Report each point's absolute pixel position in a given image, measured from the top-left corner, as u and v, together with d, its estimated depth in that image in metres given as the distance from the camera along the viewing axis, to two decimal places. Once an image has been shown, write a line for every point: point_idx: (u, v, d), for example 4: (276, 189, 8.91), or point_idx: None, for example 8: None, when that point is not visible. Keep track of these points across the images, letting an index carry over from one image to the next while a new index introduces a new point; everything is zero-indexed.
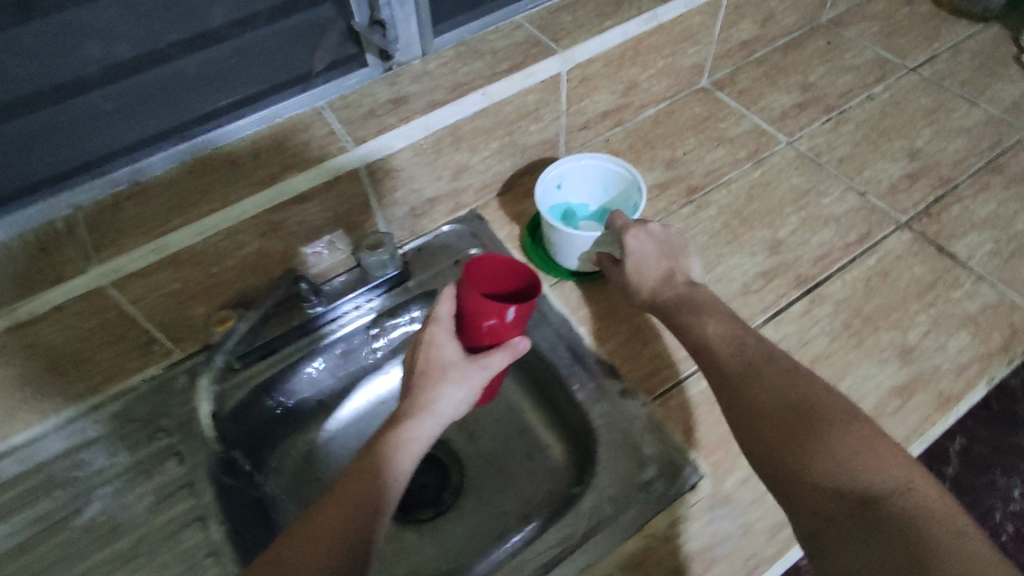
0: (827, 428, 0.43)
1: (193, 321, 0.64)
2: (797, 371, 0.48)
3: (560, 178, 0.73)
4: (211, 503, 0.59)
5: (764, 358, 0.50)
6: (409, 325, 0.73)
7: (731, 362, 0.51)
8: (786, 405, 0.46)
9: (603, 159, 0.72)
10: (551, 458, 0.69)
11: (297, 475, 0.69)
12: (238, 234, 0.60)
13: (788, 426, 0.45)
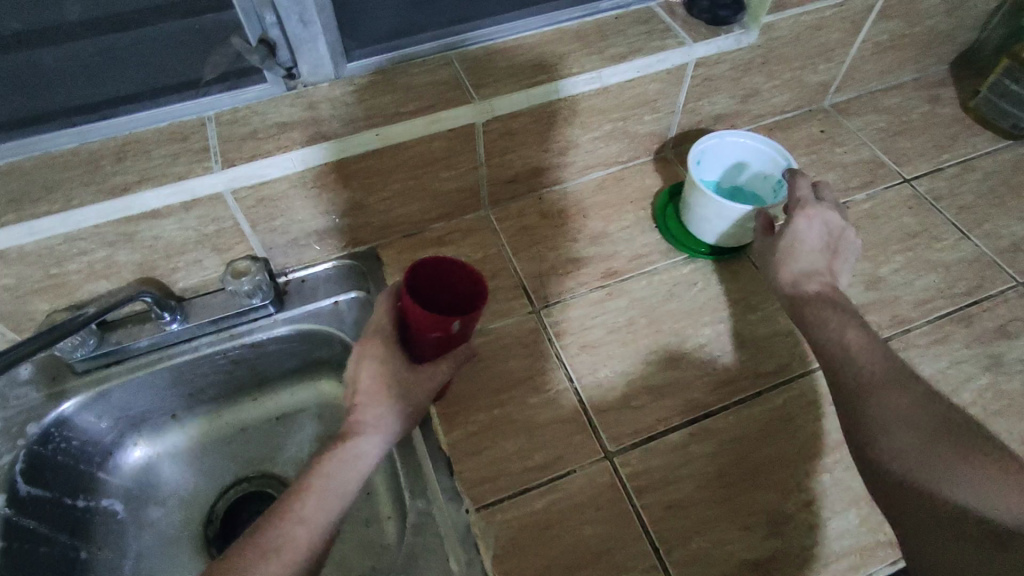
0: (962, 458, 0.44)
1: (37, 316, 0.62)
2: (910, 384, 0.49)
3: (700, 154, 0.68)
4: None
5: (906, 374, 0.49)
6: (275, 355, 0.70)
7: (869, 370, 0.50)
8: (927, 421, 0.47)
9: (744, 135, 0.67)
10: (383, 535, 0.64)
11: (131, 490, 0.68)
12: (79, 240, 0.57)
13: (926, 438, 0.46)
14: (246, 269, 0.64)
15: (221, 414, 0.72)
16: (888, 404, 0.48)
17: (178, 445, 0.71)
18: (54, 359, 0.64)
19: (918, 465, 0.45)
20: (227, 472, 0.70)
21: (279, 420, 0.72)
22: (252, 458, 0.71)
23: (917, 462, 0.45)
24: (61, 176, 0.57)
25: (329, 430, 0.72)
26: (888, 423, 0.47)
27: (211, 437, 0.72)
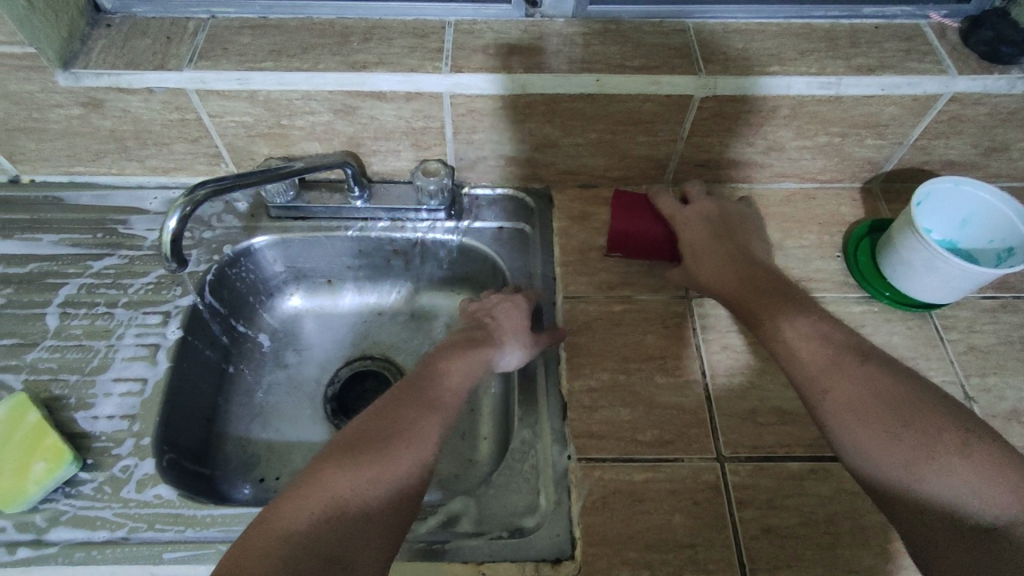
0: (923, 433, 0.45)
1: (258, 157, 0.70)
2: (914, 396, 0.48)
3: (925, 196, 0.63)
4: (182, 307, 0.65)
5: (797, 335, 0.54)
6: (431, 257, 0.74)
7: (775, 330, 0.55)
8: (885, 403, 0.47)
9: (989, 190, 0.61)
10: (475, 451, 0.67)
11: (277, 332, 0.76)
12: (312, 100, 0.63)
13: (884, 421, 0.47)
14: (437, 171, 0.67)
15: (366, 295, 0.78)
16: (836, 386, 0.50)
17: (324, 308, 0.78)
18: (258, 199, 0.72)
19: (902, 455, 0.45)
20: (356, 347, 0.76)
21: (413, 318, 0.78)
22: (380, 342, 0.76)
23: (889, 450, 0.46)
24: (316, 42, 0.63)
25: None
26: (842, 414, 0.48)
27: (352, 311, 0.78)
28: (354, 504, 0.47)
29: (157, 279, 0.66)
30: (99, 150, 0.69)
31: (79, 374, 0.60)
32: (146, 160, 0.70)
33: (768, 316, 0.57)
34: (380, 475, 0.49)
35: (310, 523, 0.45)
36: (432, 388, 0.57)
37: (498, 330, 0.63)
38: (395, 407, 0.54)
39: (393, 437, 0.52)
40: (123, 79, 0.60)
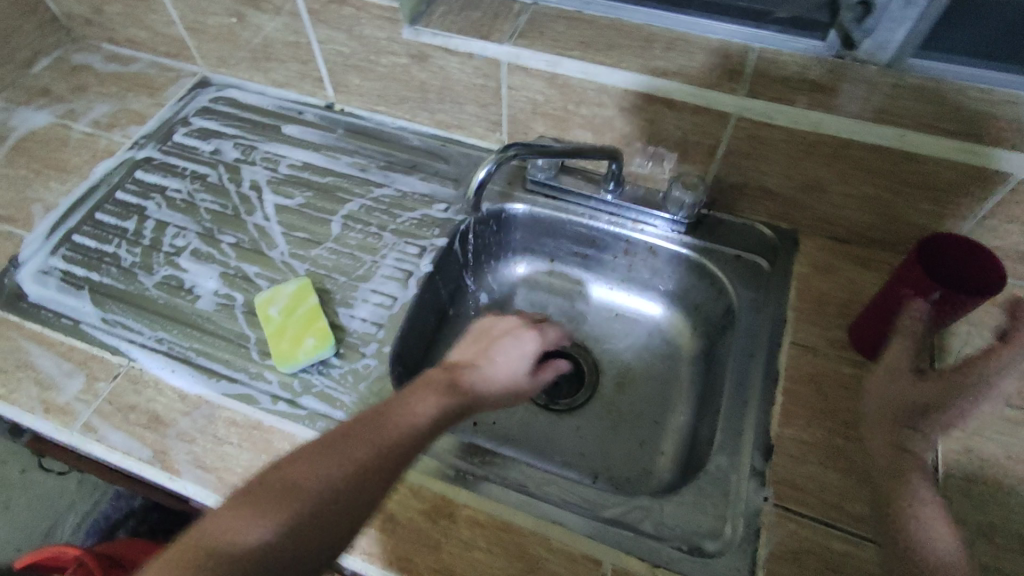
0: None
1: (530, 133, 0.76)
2: None
3: None
4: (436, 245, 0.72)
5: (946, 556, 0.45)
6: (658, 264, 0.75)
7: (904, 512, 0.49)
8: None
9: None
10: (653, 462, 0.68)
11: (495, 293, 0.82)
12: (604, 94, 0.68)
13: None
14: (694, 187, 0.70)
15: (580, 283, 0.82)
16: None
17: (539, 284, 0.83)
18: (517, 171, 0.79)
19: None
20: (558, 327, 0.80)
21: (617, 317, 0.80)
22: (580, 330, 0.80)
23: None
24: (622, 43, 0.68)
25: (650, 352, 0.77)
26: None
27: (561, 294, 0.82)
28: (317, 507, 0.39)
29: (420, 217, 0.75)
30: (406, 97, 0.80)
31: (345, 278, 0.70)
32: (438, 114, 0.80)
33: (916, 516, 0.48)
34: (351, 483, 0.41)
35: (271, 536, 0.37)
36: (398, 416, 0.46)
37: (491, 369, 0.57)
38: (354, 426, 0.44)
39: (371, 451, 0.43)
40: (455, 43, 0.70)
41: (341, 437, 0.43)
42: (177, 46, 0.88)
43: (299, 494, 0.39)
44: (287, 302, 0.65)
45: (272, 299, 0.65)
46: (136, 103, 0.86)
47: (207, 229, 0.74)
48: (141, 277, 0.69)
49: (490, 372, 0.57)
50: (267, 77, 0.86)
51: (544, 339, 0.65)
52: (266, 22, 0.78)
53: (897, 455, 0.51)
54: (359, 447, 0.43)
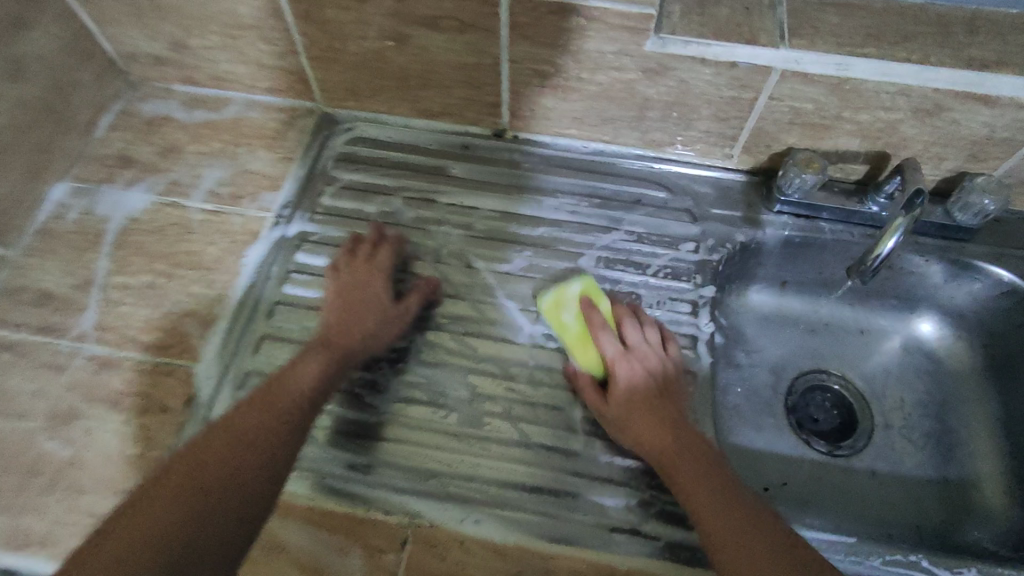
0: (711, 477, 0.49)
1: (777, 144, 0.64)
2: (706, 458, 0.51)
3: None
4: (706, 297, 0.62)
5: (652, 400, 0.55)
6: (925, 279, 0.68)
7: (617, 407, 0.55)
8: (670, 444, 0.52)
9: None
10: (968, 499, 0.64)
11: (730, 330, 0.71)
12: (903, 97, 0.56)
13: (699, 466, 0.50)
14: (994, 190, 0.60)
15: (817, 303, 0.74)
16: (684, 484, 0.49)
17: (770, 309, 0.73)
18: (752, 190, 0.68)
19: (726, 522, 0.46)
20: (806, 359, 0.72)
21: (862, 333, 0.73)
22: (833, 357, 0.73)
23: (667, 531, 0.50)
24: (915, 30, 0.56)
25: (915, 372, 0.71)
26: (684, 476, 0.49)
27: (800, 318, 0.73)
28: (200, 524, 0.42)
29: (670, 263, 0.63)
30: (612, 116, 0.65)
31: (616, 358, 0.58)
32: (652, 133, 0.66)
33: (641, 435, 0.53)
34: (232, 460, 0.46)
35: (158, 528, 0.41)
36: (286, 384, 0.51)
37: (365, 297, 0.58)
38: (240, 413, 0.49)
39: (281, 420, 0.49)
40: (712, 53, 0.56)
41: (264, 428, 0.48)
42: (289, 80, 0.69)
43: (186, 482, 0.44)
44: (582, 307, 0.59)
45: (562, 304, 0.58)
46: (255, 162, 0.68)
47: (425, 320, 0.60)
48: (372, 398, 0.56)
49: (352, 304, 0.58)
50: (416, 107, 0.69)
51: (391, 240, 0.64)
52: (438, 43, 0.61)
53: (665, 441, 0.52)
54: (256, 417, 0.49)
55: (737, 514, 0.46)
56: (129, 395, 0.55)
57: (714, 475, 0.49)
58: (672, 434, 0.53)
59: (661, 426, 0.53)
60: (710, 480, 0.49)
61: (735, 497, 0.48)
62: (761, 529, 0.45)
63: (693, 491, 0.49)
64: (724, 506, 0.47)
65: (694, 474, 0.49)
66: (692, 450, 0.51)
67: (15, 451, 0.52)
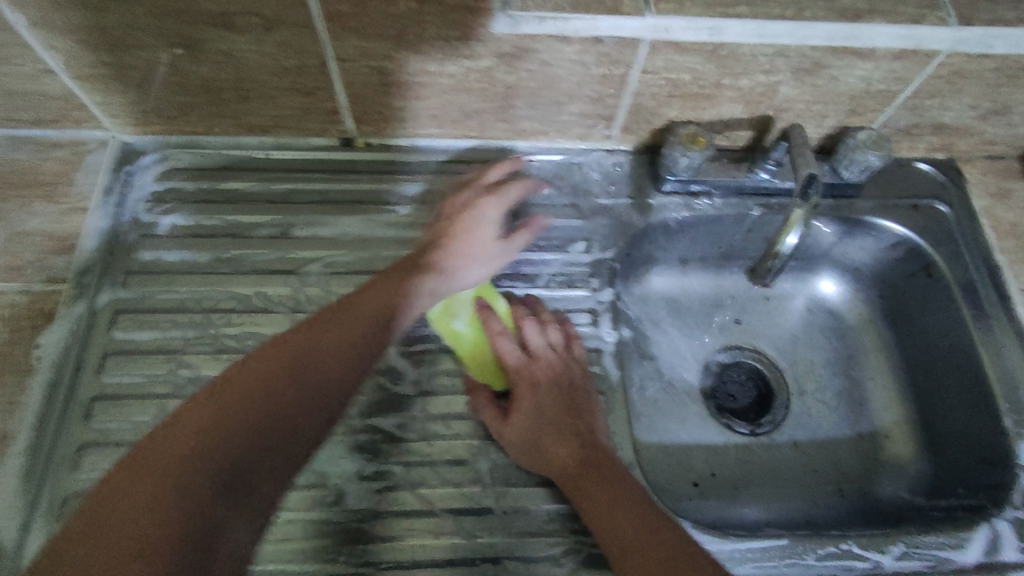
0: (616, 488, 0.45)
1: (658, 120, 0.58)
2: (612, 469, 0.47)
3: None
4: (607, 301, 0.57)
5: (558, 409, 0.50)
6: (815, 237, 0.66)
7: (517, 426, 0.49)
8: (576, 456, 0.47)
9: None
10: (882, 448, 0.63)
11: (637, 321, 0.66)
12: (780, 57, 0.52)
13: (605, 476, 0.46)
14: (877, 144, 0.58)
15: (719, 277, 0.70)
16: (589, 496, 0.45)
17: (674, 291, 0.69)
18: (638, 172, 0.62)
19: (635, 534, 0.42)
20: (715, 338, 0.69)
21: (767, 299, 0.71)
22: (741, 331, 0.70)
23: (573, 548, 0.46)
24: None
25: (820, 332, 0.70)
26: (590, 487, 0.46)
27: (705, 295, 0.70)
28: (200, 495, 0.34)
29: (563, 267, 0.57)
30: (475, 109, 0.56)
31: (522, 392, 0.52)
32: (522, 122, 0.58)
33: (544, 446, 0.48)
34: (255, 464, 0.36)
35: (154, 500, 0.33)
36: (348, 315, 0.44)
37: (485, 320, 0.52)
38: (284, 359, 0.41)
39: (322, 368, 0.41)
40: (572, 28, 0.48)
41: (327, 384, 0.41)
42: (58, 106, 0.53)
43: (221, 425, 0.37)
44: (476, 312, 0.52)
45: (451, 311, 0.52)
46: (34, 220, 0.53)
47: None
48: None
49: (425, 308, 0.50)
50: (241, 122, 0.57)
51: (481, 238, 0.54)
52: (246, 46, 0.49)
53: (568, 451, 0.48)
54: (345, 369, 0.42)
55: (636, 521, 0.43)
56: None
57: (618, 483, 0.46)
58: (577, 442, 0.48)
59: (567, 441, 0.48)
60: (615, 488, 0.45)
61: (644, 506, 0.44)
62: (664, 536, 0.42)
63: (597, 502, 0.45)
64: (624, 514, 0.44)
65: (599, 486, 0.46)
66: (598, 458, 0.48)
67: None
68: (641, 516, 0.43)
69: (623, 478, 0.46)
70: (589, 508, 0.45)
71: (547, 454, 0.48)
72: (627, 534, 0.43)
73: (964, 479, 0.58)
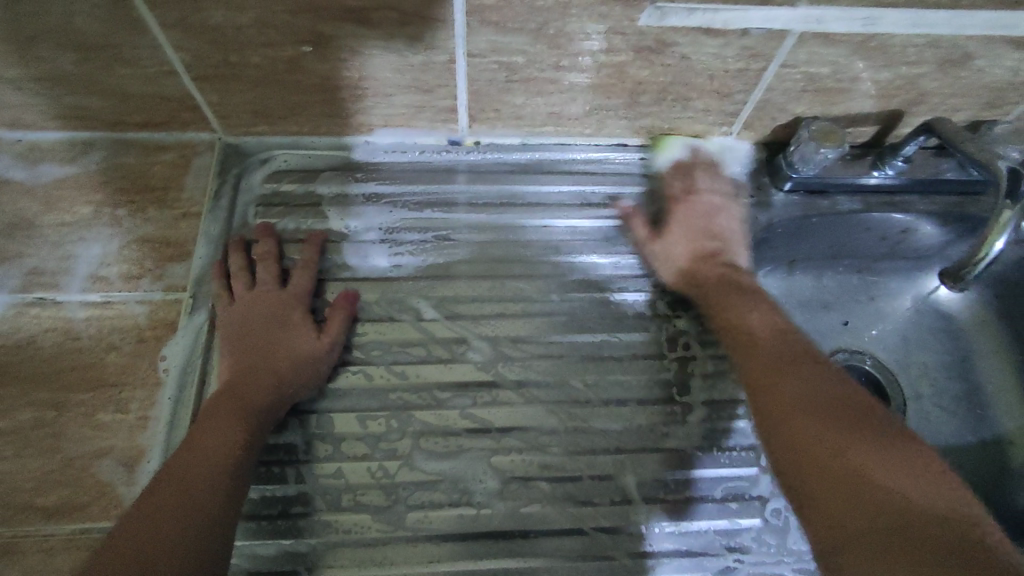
0: (860, 433, 0.42)
1: (784, 115, 0.56)
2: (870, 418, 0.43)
3: None
4: None
5: (789, 357, 0.48)
6: (932, 235, 0.63)
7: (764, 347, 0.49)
8: (824, 396, 0.44)
9: None
10: (1006, 457, 0.62)
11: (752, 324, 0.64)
12: (930, 49, 0.49)
13: (842, 412, 0.43)
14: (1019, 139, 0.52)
15: (826, 276, 0.67)
16: (822, 435, 0.42)
17: (780, 292, 0.66)
18: (755, 170, 0.60)
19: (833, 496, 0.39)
20: (825, 341, 0.66)
21: (873, 299, 0.68)
22: (850, 332, 0.67)
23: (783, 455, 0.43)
24: None
25: (930, 333, 0.68)
26: (795, 406, 0.44)
27: (811, 296, 0.67)
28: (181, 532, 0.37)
29: (725, 269, 0.55)
30: (596, 106, 0.54)
31: (662, 401, 0.50)
32: (641, 119, 0.56)
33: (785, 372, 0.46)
34: (184, 517, 0.37)
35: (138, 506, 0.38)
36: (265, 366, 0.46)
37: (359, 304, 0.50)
38: (221, 398, 0.44)
39: (220, 434, 0.42)
40: (719, 21, 0.46)
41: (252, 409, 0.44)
42: (168, 107, 0.51)
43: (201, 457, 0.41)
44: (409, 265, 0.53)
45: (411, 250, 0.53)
46: (147, 226, 0.51)
47: (417, 398, 0.48)
48: (375, 517, 0.44)
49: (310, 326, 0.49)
50: (349, 122, 0.54)
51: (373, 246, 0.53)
52: (373, 44, 0.47)
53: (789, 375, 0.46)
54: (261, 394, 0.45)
55: (868, 477, 0.38)
56: None
57: (847, 432, 0.42)
58: (814, 386, 0.45)
59: (779, 363, 0.47)
60: (843, 446, 0.41)
61: (887, 456, 0.40)
62: (917, 495, 0.37)
63: (812, 453, 0.41)
64: (875, 502, 0.37)
65: (836, 439, 0.41)
66: (839, 428, 0.42)
67: None
68: (871, 485, 0.38)
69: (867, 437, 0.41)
70: (812, 493, 0.40)
71: (796, 424, 0.43)
72: (834, 496, 0.39)
73: None
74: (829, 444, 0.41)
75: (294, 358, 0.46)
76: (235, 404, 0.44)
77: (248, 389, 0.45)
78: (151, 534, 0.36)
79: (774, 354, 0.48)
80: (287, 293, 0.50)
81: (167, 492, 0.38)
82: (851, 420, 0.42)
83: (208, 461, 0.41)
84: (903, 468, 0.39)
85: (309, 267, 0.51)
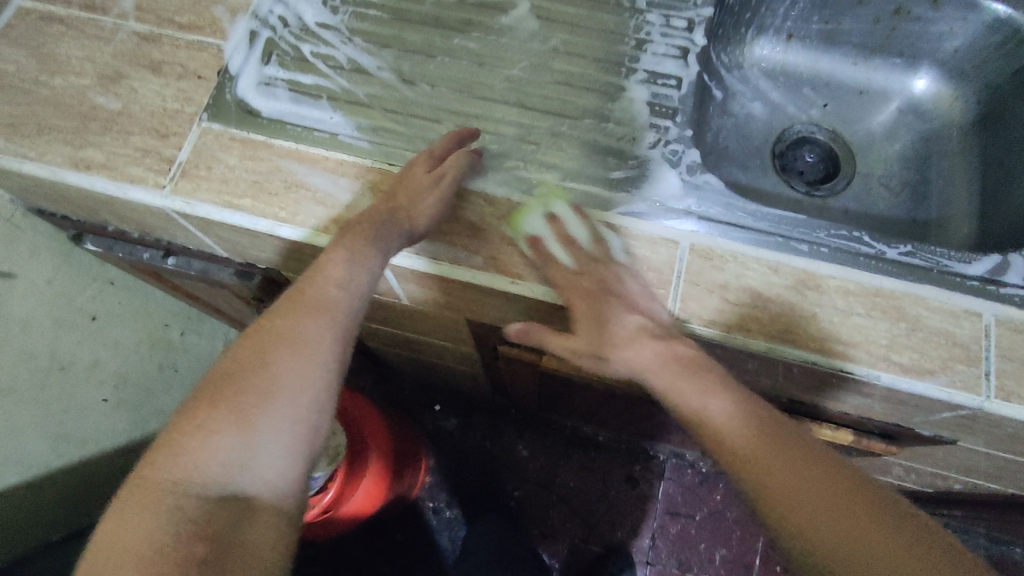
0: (784, 454, 0.43)
1: None
2: (715, 376, 0.48)
3: None
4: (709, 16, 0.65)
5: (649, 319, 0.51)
6: (928, 22, 0.69)
7: (669, 363, 0.48)
8: (721, 405, 0.46)
9: None
10: (936, 229, 0.67)
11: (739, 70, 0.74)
12: None
13: (750, 434, 0.45)
14: None
15: (818, 61, 0.75)
16: (782, 484, 0.42)
17: (770, 58, 0.75)
18: None
19: (857, 552, 0.39)
20: (800, 115, 0.76)
21: (860, 91, 0.76)
22: (833, 115, 0.76)
23: (784, 489, 0.42)
24: None
25: (905, 127, 0.75)
26: (747, 458, 0.44)
27: (798, 72, 0.76)
28: (303, 404, 0.46)
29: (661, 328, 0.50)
30: None
31: (610, 63, 0.62)
32: None
33: (643, 344, 0.49)
34: (313, 413, 0.47)
35: (251, 385, 0.46)
36: (397, 222, 0.52)
37: (428, 158, 0.55)
38: (321, 271, 0.51)
39: (326, 287, 0.50)
40: None
41: (360, 276, 0.51)
42: None
43: (307, 305, 0.50)
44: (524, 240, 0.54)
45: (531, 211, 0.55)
46: None
47: (431, 19, 0.64)
48: (383, 79, 0.62)
49: (422, 157, 0.55)
50: None
51: (450, 138, 0.56)
52: None
53: (699, 391, 0.47)
54: (370, 250, 0.51)
55: (821, 475, 0.42)
56: (168, 63, 0.62)
57: (790, 450, 0.43)
58: (737, 413, 0.46)
59: (695, 378, 0.48)
60: (800, 476, 0.42)
61: (797, 453, 0.43)
62: (853, 489, 0.41)
63: (790, 502, 0.41)
64: (880, 552, 0.39)
65: (806, 476, 0.42)
66: (809, 470, 0.42)
67: (72, 101, 0.60)
68: (878, 530, 0.39)
69: (801, 452, 0.43)
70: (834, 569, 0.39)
71: (754, 471, 0.43)
72: (853, 540, 0.39)
73: (1002, 244, 0.61)
74: (798, 491, 0.41)
75: (409, 209, 0.52)
76: (335, 314, 0.50)
77: (407, 211, 0.52)
78: (305, 328, 0.49)
79: (706, 380, 0.48)
80: (433, 176, 0.54)
81: (270, 344, 0.48)
82: (762, 431, 0.45)
83: (320, 381, 0.47)
84: (795, 439, 0.45)
85: (451, 145, 0.56)
